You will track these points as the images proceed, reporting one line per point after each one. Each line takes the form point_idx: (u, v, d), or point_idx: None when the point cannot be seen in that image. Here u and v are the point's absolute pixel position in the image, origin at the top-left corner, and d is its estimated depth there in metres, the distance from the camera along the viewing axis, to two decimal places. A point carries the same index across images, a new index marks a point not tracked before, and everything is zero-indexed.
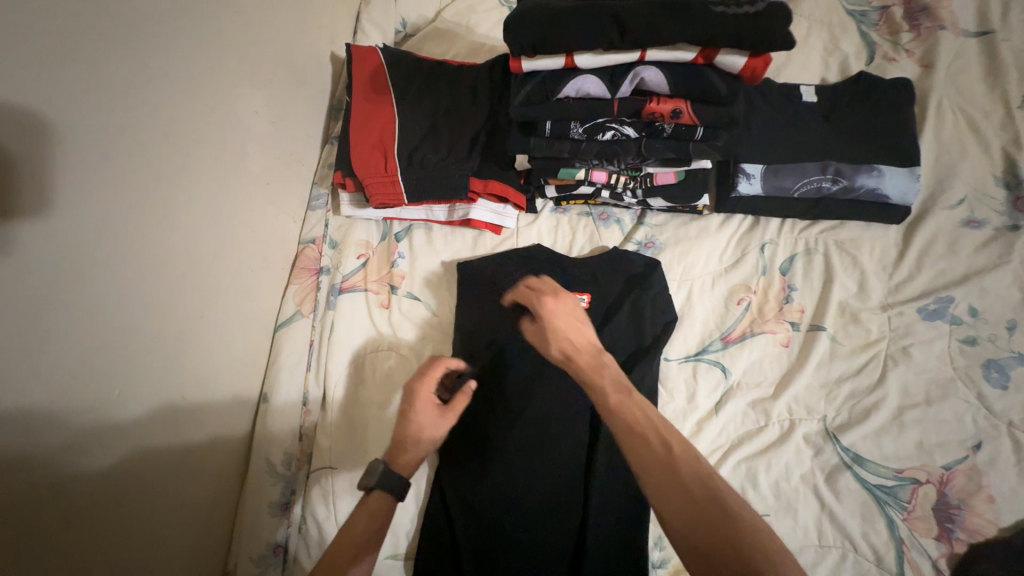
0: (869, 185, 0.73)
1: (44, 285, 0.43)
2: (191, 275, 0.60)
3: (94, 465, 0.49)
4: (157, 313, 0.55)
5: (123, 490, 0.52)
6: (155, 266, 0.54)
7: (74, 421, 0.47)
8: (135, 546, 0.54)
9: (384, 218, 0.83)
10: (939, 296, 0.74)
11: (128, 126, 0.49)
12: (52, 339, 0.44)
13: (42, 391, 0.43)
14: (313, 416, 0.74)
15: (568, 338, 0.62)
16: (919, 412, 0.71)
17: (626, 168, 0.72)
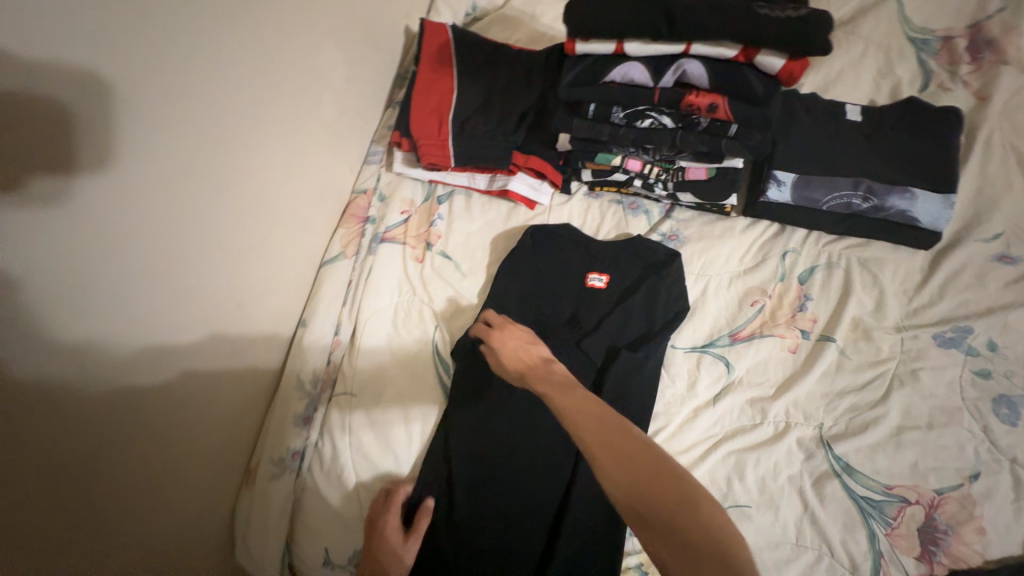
0: (901, 207, 0.74)
1: (145, 204, 0.51)
2: (258, 199, 0.69)
3: (152, 380, 0.56)
4: (232, 225, 0.64)
5: (169, 407, 0.59)
6: (236, 183, 0.64)
7: (148, 325, 0.54)
8: (169, 458, 0.61)
9: (429, 181, 0.91)
10: (957, 325, 0.74)
11: (227, 57, 0.58)
12: (140, 256, 0.52)
13: (127, 299, 0.51)
14: (341, 347, 0.82)
15: (514, 352, 0.67)
16: (919, 434, 0.71)
17: (660, 159, 0.77)
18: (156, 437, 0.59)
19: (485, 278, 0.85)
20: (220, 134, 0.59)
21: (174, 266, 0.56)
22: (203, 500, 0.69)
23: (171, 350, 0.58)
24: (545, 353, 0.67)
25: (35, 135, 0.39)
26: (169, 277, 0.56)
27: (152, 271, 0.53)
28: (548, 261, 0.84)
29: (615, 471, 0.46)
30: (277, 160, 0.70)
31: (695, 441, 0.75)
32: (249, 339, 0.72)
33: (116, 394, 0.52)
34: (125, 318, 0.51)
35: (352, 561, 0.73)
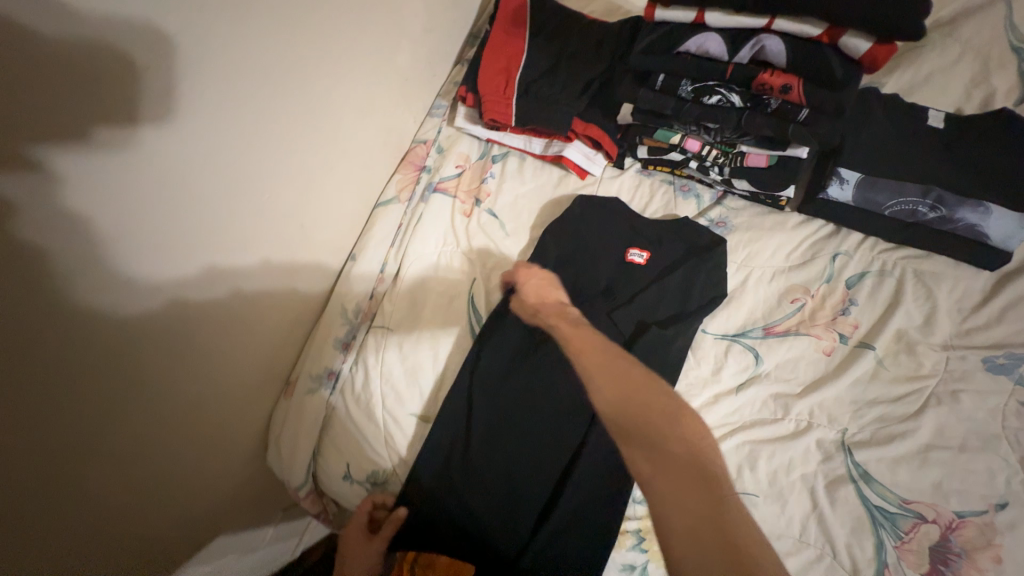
0: (970, 221, 0.71)
1: (220, 131, 0.56)
2: (329, 131, 0.73)
3: (213, 296, 0.62)
4: (302, 150, 0.69)
5: (222, 326, 0.66)
6: (315, 111, 0.69)
7: (216, 245, 0.60)
8: (217, 369, 0.68)
9: (487, 139, 0.93)
10: (1011, 352, 0.71)
11: None
12: (212, 181, 0.57)
13: (198, 217, 0.56)
14: (385, 284, 0.86)
15: (533, 286, 0.74)
16: (948, 454, 0.69)
17: (720, 142, 0.76)
18: (204, 349, 0.65)
19: (528, 239, 0.88)
20: (308, 62, 0.64)
21: (239, 186, 0.61)
22: (246, 399, 0.76)
23: (231, 257, 0.64)
24: (561, 297, 0.73)
25: (126, 76, 0.44)
26: (236, 191, 0.61)
27: (220, 184, 0.58)
28: (592, 230, 0.85)
29: (613, 396, 0.52)
30: (353, 97, 0.75)
31: (712, 425, 0.76)
32: (306, 260, 0.78)
33: (180, 308, 0.58)
34: (192, 225, 0.56)
35: (370, 478, 0.79)
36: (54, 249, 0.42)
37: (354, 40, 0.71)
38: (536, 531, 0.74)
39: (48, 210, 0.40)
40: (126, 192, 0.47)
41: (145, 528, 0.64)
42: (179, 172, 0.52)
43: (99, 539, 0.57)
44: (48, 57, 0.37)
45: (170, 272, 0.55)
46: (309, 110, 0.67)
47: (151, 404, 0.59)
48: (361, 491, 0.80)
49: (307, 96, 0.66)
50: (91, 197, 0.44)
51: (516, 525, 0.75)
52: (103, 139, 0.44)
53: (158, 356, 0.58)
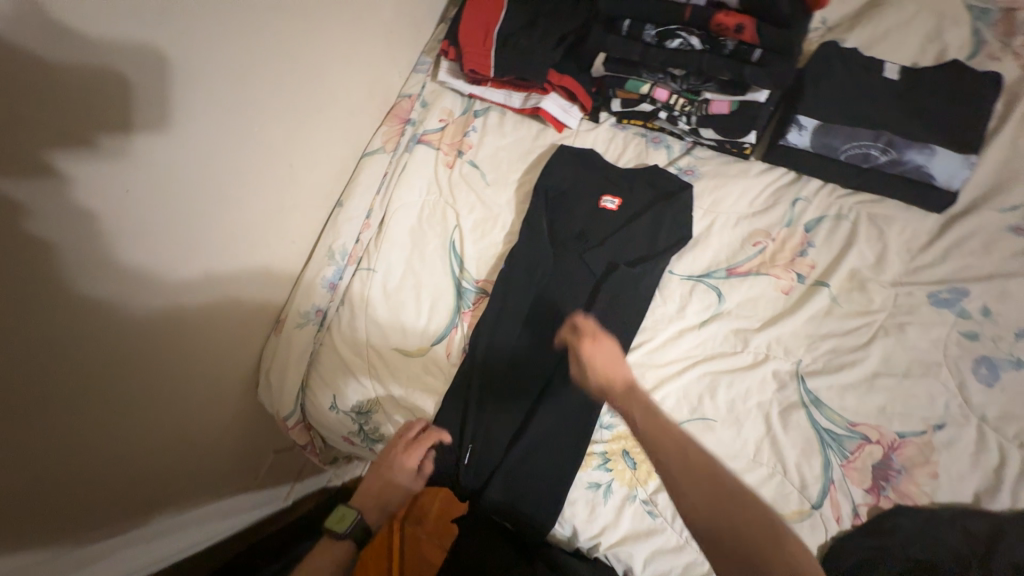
0: (917, 162, 0.75)
1: (211, 116, 0.62)
2: (315, 80, 0.77)
3: (214, 279, 0.70)
4: (299, 89, 0.75)
5: (223, 311, 0.74)
6: (310, 50, 0.74)
7: (215, 219, 0.67)
8: (218, 348, 0.76)
9: (469, 95, 0.97)
10: (954, 287, 0.75)
11: None
12: (209, 164, 0.63)
13: (200, 206, 0.64)
14: (370, 230, 0.91)
15: (602, 360, 0.65)
16: (893, 381, 0.74)
17: (685, 90, 0.82)
18: (203, 331, 0.72)
19: (508, 188, 0.92)
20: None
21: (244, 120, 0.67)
22: (236, 333, 0.78)
23: (235, 184, 0.69)
24: (629, 375, 0.63)
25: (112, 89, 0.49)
26: (233, 146, 0.66)
27: (226, 115, 0.64)
28: (568, 177, 0.89)
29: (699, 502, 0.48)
30: (343, 41, 0.81)
31: (676, 358, 0.80)
32: (300, 200, 0.83)
33: (185, 294, 0.66)
34: (202, 150, 0.62)
35: (355, 407, 0.84)
36: (62, 245, 0.49)
37: None
38: (509, 453, 0.79)
39: (66, 172, 0.47)
40: (139, 119, 0.53)
41: (151, 478, 0.74)
42: (186, 97, 0.58)
43: (111, 487, 0.68)
44: (43, 80, 0.43)
45: (184, 192, 0.61)
46: (301, 48, 0.73)
47: (158, 332, 0.64)
48: (347, 421, 0.85)
49: (301, 34, 0.72)
50: (94, 196, 0.50)
51: (489, 446, 0.81)
52: (103, 146, 0.50)
53: (167, 287, 0.63)
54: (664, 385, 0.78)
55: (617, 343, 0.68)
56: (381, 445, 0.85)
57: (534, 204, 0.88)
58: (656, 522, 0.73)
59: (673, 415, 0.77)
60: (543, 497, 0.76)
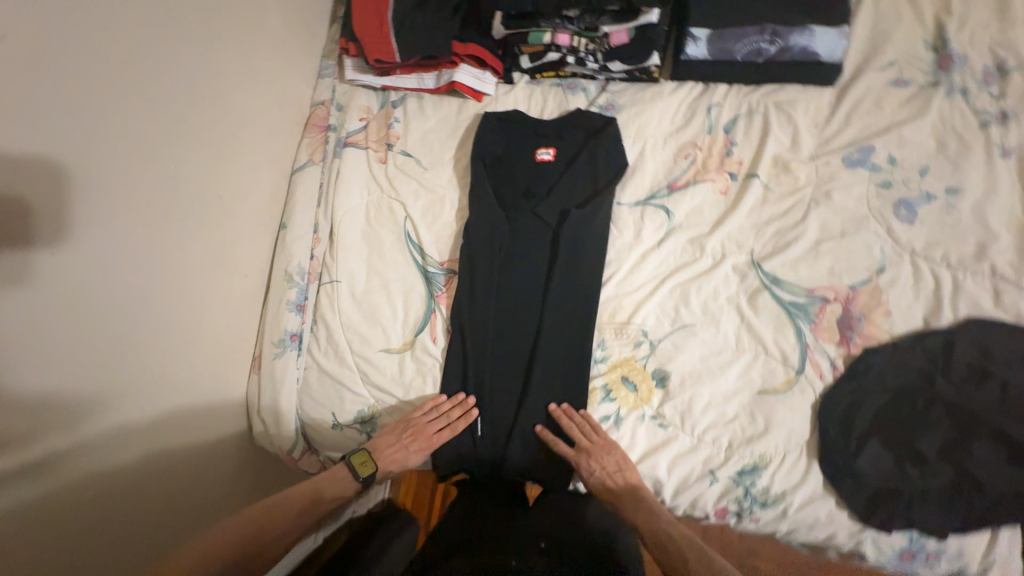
0: (802, 44, 0.83)
1: (107, 171, 0.61)
2: (213, 107, 0.76)
3: (158, 338, 0.70)
4: (200, 114, 0.74)
5: (184, 368, 0.74)
6: (201, 73, 0.74)
7: (142, 275, 0.66)
8: (197, 405, 0.77)
9: (382, 87, 0.97)
10: (862, 146, 0.83)
11: None
12: (120, 220, 0.63)
13: (123, 269, 0.63)
14: (321, 244, 0.90)
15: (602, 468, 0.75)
16: (834, 243, 0.81)
17: (584, 28, 0.85)
18: (169, 394, 0.72)
19: (445, 168, 0.93)
20: (174, 22, 0.68)
21: (153, 153, 0.67)
22: (217, 371, 0.81)
23: (161, 220, 0.68)
24: (635, 480, 0.74)
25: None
26: (137, 191, 0.65)
27: (128, 151, 0.63)
28: (500, 142, 0.91)
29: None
30: (235, 59, 0.80)
31: (646, 280, 0.85)
32: (237, 227, 0.83)
33: (132, 361, 0.66)
34: (115, 189, 0.62)
35: (357, 418, 0.83)
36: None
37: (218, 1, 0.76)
38: (519, 415, 0.82)
39: None
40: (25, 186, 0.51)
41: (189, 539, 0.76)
42: (79, 137, 0.57)
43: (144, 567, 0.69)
44: None
45: (108, 231, 0.61)
46: (190, 72, 0.72)
47: (124, 376, 0.65)
48: (353, 434, 0.83)
49: (186, 57, 0.71)
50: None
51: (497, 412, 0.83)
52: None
53: (119, 326, 0.64)
54: (641, 307, 0.83)
55: (610, 439, 0.77)
56: None
57: (474, 177, 0.89)
58: (668, 432, 0.78)
59: (656, 331, 0.82)
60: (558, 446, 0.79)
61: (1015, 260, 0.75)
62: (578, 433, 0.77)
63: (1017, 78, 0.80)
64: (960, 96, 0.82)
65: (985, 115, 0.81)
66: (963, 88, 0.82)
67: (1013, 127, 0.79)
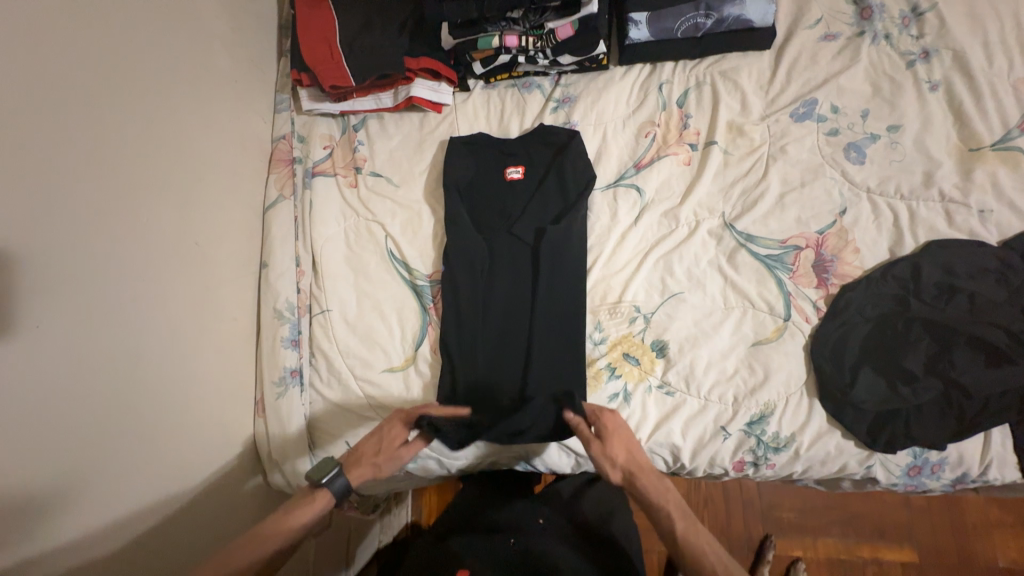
0: (735, 14, 0.87)
1: (76, 240, 0.60)
2: (174, 157, 0.76)
3: (152, 395, 0.69)
4: (162, 164, 0.73)
5: (184, 420, 0.74)
6: (157, 122, 0.73)
7: (129, 338, 0.66)
8: (203, 448, 0.77)
9: (341, 113, 0.97)
10: (806, 100, 0.88)
11: (101, 24, 0.65)
12: (97, 288, 0.62)
13: (108, 335, 0.63)
14: (306, 276, 0.89)
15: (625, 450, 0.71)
16: (797, 193, 0.86)
17: (530, 28, 0.87)
18: (170, 448, 0.72)
19: (418, 183, 0.94)
20: (121, 75, 0.68)
21: (120, 211, 0.66)
22: (218, 420, 0.80)
23: (138, 278, 0.68)
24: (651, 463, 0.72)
25: None
26: (111, 254, 0.64)
27: (93, 211, 0.62)
28: (469, 162, 0.92)
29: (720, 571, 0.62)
30: (189, 104, 0.80)
31: (630, 258, 0.88)
32: (219, 272, 0.82)
33: (128, 425, 0.65)
34: (85, 252, 0.61)
35: None
36: None
37: (163, 49, 0.76)
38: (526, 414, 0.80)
39: None
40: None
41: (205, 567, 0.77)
42: (41, 205, 0.56)
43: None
44: None
45: (86, 300, 0.61)
46: (146, 123, 0.71)
47: (122, 440, 0.64)
48: None
49: (141, 111, 0.71)
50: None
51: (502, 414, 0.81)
52: None
53: (112, 391, 0.63)
54: (629, 285, 0.85)
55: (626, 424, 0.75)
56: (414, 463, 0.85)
57: (448, 183, 0.90)
58: (676, 398, 0.81)
59: (647, 305, 0.85)
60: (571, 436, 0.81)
61: (960, 181, 0.81)
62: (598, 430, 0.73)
63: (932, 18, 0.87)
64: (884, 41, 0.88)
65: (910, 55, 0.87)
66: (886, 33, 0.88)
67: (936, 62, 0.86)
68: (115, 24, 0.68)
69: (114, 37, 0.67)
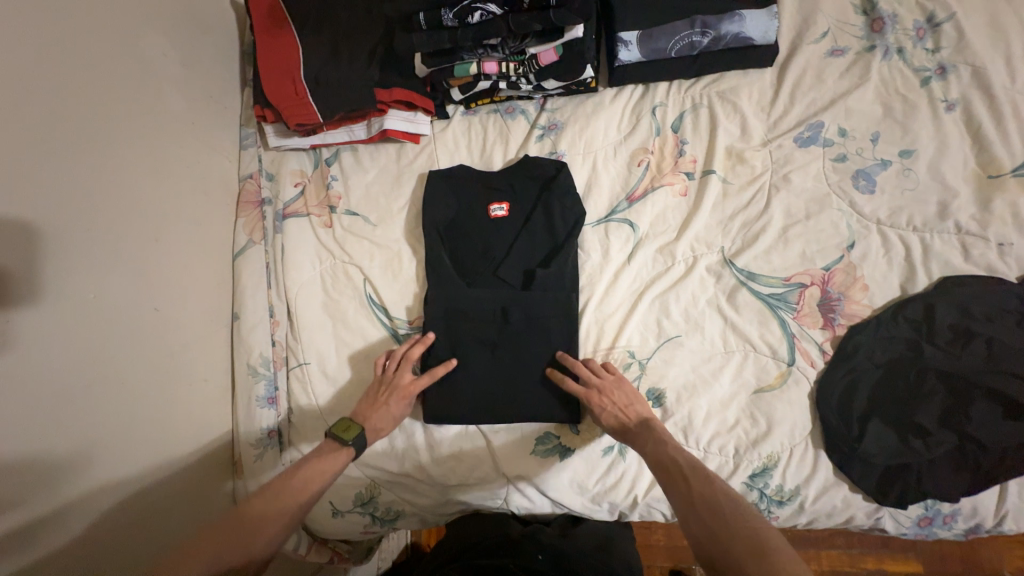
0: (734, 31, 0.80)
1: (22, 328, 0.57)
2: (130, 217, 0.71)
3: (122, 470, 0.67)
4: (106, 232, 0.68)
5: (161, 487, 0.72)
6: (101, 184, 0.68)
7: (87, 420, 0.63)
8: (187, 509, 0.76)
9: (311, 147, 0.91)
10: (811, 123, 0.82)
11: (33, 90, 0.61)
12: (47, 377, 0.59)
13: (64, 422, 0.60)
14: (281, 327, 0.85)
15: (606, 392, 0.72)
16: (801, 227, 0.80)
17: (510, 54, 0.79)
18: (151, 516, 0.70)
19: (396, 221, 0.87)
20: (53, 141, 0.62)
21: (55, 296, 0.61)
22: (195, 484, 0.77)
23: (91, 358, 0.64)
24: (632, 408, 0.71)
25: None
26: (61, 335, 0.61)
27: (28, 301, 0.58)
28: (449, 199, 0.86)
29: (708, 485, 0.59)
30: (138, 156, 0.74)
31: (624, 298, 0.82)
32: (185, 335, 0.78)
33: (92, 507, 0.63)
34: (23, 343, 0.57)
35: (357, 501, 0.80)
36: None
37: (103, 102, 0.69)
38: (506, 471, 0.78)
39: None
40: None
41: None
42: None
43: None
44: None
45: (37, 390, 0.58)
46: (84, 189, 0.65)
47: (87, 522, 0.63)
48: (357, 517, 0.81)
49: (87, 176, 0.66)
50: None
51: (484, 470, 0.78)
52: None
53: (48, 498, 0.59)
54: (623, 328, 0.81)
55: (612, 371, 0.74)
56: (401, 519, 0.83)
57: (427, 223, 0.85)
58: None
59: (642, 349, 0.80)
60: (562, 491, 0.77)
61: (978, 213, 0.75)
62: (588, 373, 0.74)
63: (949, 29, 0.80)
64: (897, 56, 0.81)
65: (925, 71, 0.80)
66: (898, 47, 0.81)
67: (954, 80, 0.79)
68: (48, 84, 0.62)
69: (41, 100, 0.61)
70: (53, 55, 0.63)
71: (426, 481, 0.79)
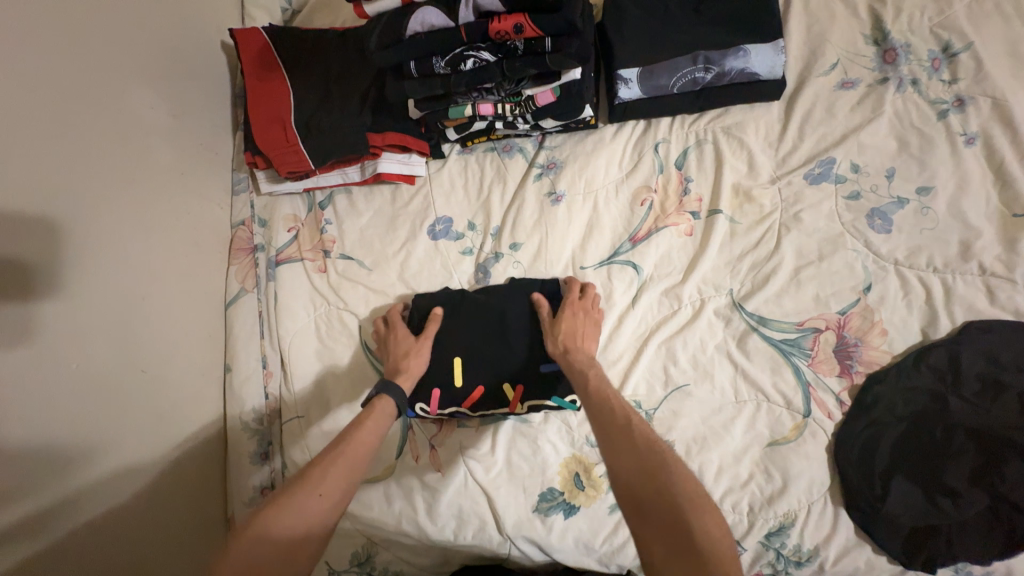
0: (738, 66, 0.77)
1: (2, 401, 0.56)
2: (115, 278, 0.70)
3: (110, 530, 0.66)
4: (87, 299, 0.66)
5: (156, 542, 0.72)
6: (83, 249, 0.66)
7: (69, 483, 0.63)
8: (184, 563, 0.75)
9: (305, 190, 0.89)
10: (822, 160, 0.78)
11: (13, 160, 0.59)
12: (27, 446, 0.59)
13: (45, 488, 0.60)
14: (274, 377, 0.83)
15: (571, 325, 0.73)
16: (814, 268, 0.76)
17: (506, 96, 0.76)
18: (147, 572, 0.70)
19: (391, 265, 0.85)
20: (31, 212, 0.61)
21: (33, 373, 0.60)
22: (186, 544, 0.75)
23: (71, 425, 0.63)
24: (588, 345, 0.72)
25: None
26: (42, 403, 0.60)
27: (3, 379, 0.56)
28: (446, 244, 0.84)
29: (691, 492, 0.53)
30: (123, 216, 0.72)
31: (630, 343, 0.79)
32: (174, 394, 0.76)
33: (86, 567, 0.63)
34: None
35: (354, 561, 0.77)
36: None
37: (87, 163, 0.68)
38: (507, 530, 0.74)
39: None
40: None
41: None
42: None
43: None
44: None
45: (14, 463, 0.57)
46: (66, 256, 0.64)
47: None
48: None
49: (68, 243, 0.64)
50: None
51: (485, 531, 0.75)
52: None
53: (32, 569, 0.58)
54: (628, 377, 0.77)
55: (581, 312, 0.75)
56: None
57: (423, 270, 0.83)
58: None
59: (649, 399, 0.76)
60: (567, 549, 0.73)
61: (1003, 253, 0.71)
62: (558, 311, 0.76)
63: (966, 59, 0.76)
64: (912, 88, 0.77)
65: (941, 103, 0.76)
66: (913, 79, 0.77)
67: (972, 112, 0.75)
68: (28, 153, 0.61)
69: (21, 171, 0.60)
70: (34, 122, 0.62)
71: (425, 539, 0.76)
